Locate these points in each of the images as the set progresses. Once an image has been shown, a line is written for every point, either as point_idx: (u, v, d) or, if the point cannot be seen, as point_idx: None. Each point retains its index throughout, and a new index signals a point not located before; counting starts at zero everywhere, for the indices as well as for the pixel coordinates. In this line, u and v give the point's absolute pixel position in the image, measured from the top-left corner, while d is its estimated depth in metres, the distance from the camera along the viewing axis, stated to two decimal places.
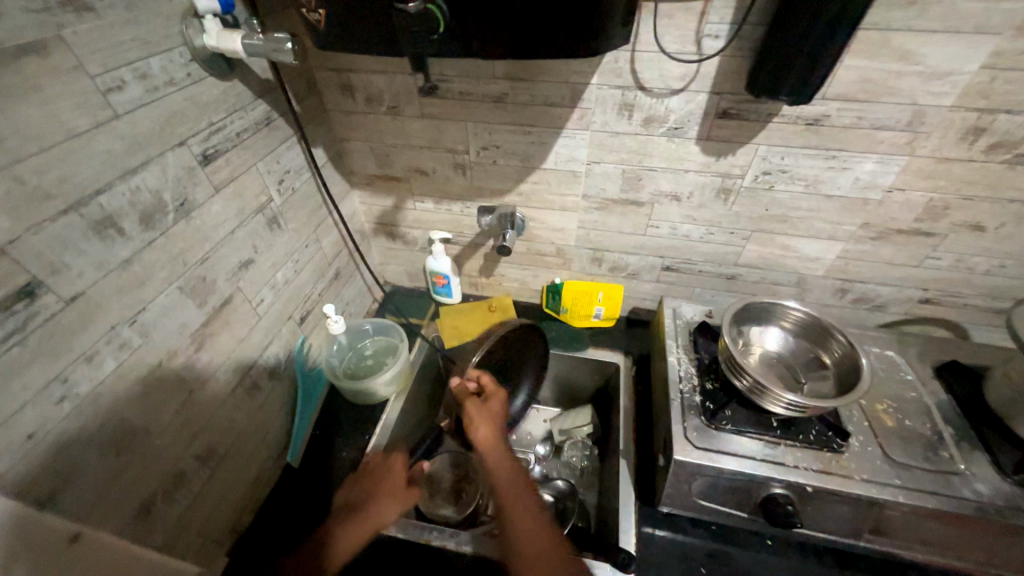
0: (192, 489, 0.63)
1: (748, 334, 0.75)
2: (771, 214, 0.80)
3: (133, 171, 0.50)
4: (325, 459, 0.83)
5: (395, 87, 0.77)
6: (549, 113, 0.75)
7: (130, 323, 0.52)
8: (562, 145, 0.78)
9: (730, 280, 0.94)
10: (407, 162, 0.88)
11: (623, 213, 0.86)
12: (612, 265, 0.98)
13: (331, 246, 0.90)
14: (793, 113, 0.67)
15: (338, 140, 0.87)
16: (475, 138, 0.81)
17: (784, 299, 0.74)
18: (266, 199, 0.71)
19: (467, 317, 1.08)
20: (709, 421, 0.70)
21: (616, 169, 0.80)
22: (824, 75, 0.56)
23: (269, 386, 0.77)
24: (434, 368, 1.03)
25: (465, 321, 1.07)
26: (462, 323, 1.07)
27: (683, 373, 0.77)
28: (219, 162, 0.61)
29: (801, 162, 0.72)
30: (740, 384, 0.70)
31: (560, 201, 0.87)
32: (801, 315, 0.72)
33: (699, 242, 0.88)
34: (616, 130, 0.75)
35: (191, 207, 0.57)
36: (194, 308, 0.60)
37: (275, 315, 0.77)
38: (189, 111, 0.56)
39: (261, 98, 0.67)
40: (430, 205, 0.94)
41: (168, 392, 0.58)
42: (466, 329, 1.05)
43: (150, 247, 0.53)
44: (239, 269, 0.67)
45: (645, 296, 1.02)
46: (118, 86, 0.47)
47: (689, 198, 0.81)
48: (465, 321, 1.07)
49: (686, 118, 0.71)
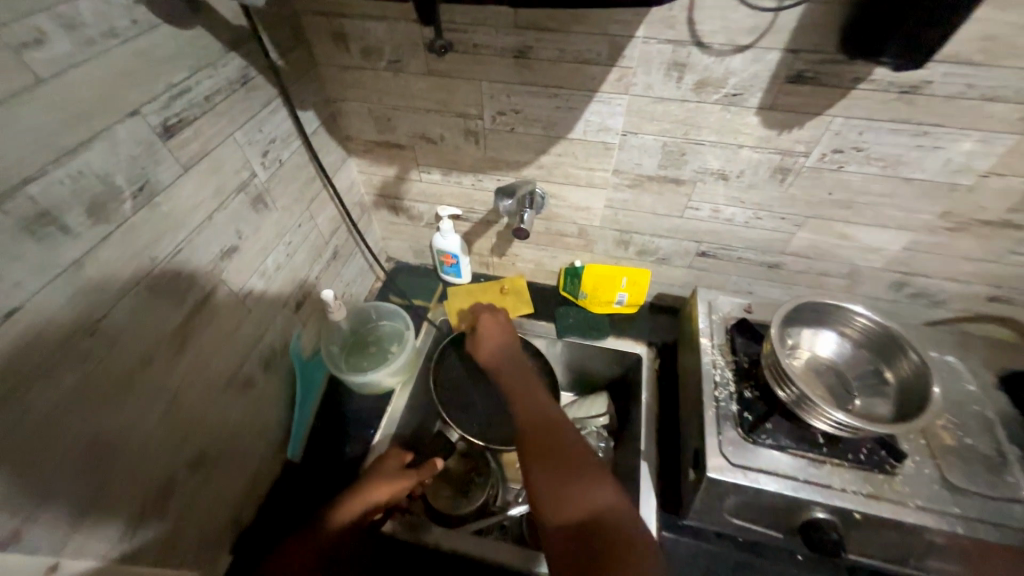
0: (185, 496, 0.58)
1: (797, 337, 0.67)
2: (833, 198, 0.69)
3: (73, 151, 0.40)
4: (329, 453, 0.78)
5: (395, 37, 0.64)
6: (581, 72, 0.62)
7: (92, 334, 0.44)
8: (594, 111, 0.66)
9: (772, 269, 0.84)
10: (411, 127, 0.76)
11: (659, 191, 0.75)
12: (640, 248, 0.88)
13: (327, 223, 0.80)
14: (886, 77, 0.54)
15: (331, 101, 0.75)
16: (490, 101, 0.68)
17: (849, 302, 0.65)
18: (249, 174, 0.60)
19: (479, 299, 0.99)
20: (747, 434, 0.63)
21: (655, 142, 0.68)
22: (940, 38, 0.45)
23: (264, 380, 0.70)
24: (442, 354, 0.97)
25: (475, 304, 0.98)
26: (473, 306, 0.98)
27: (720, 377, 0.69)
28: (187, 133, 0.50)
29: (884, 139, 0.60)
30: (784, 395, 0.63)
31: (587, 176, 0.76)
32: (866, 323, 0.63)
33: (743, 227, 0.78)
34: (661, 95, 0.62)
35: (155, 191, 0.48)
36: (170, 304, 0.52)
37: (269, 304, 0.69)
38: (141, 70, 0.45)
39: (235, 50, 0.55)
40: (438, 176, 0.83)
41: (150, 400, 0.51)
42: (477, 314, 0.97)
43: (107, 242, 0.44)
44: (222, 257, 0.58)
45: (673, 282, 0.93)
46: (37, 39, 0.36)
47: (739, 177, 0.70)
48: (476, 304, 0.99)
49: (749, 82, 0.58)
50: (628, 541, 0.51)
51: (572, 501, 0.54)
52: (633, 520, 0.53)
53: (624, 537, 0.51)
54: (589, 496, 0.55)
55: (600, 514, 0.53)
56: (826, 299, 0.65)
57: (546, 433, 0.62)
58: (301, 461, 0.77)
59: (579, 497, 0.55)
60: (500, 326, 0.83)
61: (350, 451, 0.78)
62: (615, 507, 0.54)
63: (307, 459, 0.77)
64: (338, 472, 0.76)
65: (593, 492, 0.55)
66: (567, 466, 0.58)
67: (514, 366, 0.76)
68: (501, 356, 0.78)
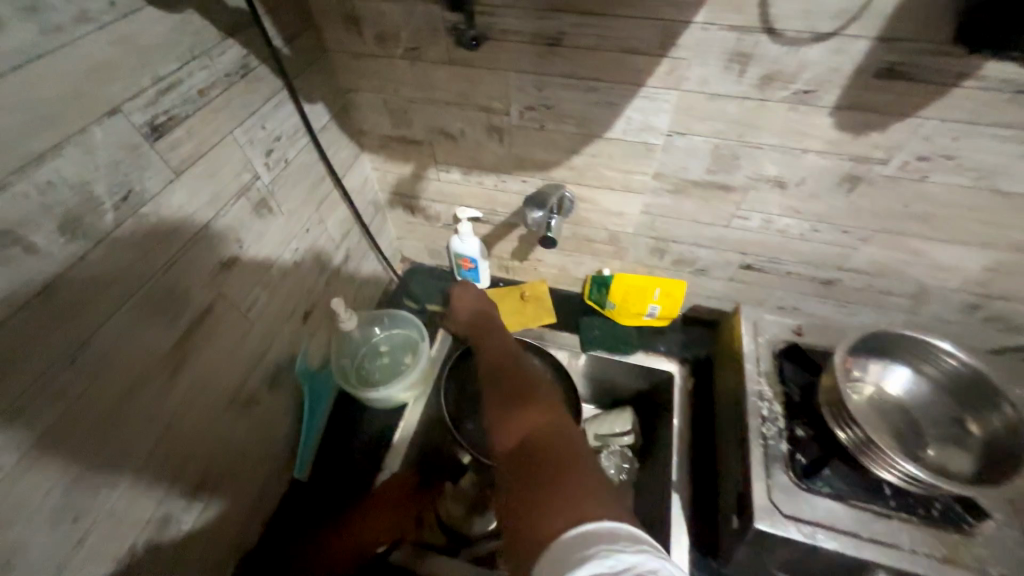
0: (181, 526, 0.54)
1: (865, 371, 0.60)
2: (909, 211, 0.60)
3: (39, 159, 0.34)
4: (338, 472, 0.73)
5: (414, 21, 0.57)
6: (624, 63, 0.54)
7: (69, 364, 0.39)
8: (637, 108, 0.58)
9: (825, 285, 0.75)
10: (429, 122, 0.69)
11: (704, 198, 0.67)
12: (676, 258, 0.80)
13: (338, 225, 0.75)
14: (1000, 73, 0.45)
15: (343, 91, 0.68)
16: (518, 94, 0.61)
17: (939, 338, 0.57)
18: (251, 177, 0.54)
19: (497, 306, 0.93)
20: (800, 479, 0.56)
21: (705, 143, 0.60)
22: None
23: (269, 396, 0.65)
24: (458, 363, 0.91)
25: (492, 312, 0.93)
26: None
27: (767, 410, 0.62)
28: (179, 133, 0.44)
29: (983, 146, 0.51)
30: (844, 436, 0.56)
31: (623, 179, 0.68)
32: (955, 365, 0.56)
33: (797, 240, 0.69)
34: (716, 91, 0.54)
35: (142, 201, 0.42)
36: (163, 325, 0.47)
37: (274, 316, 0.64)
38: (121, 62, 0.39)
39: (233, 36, 0.49)
40: (457, 175, 0.76)
41: (140, 430, 0.46)
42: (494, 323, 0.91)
43: (85, 261, 0.38)
44: (221, 269, 0.53)
45: (711, 294, 0.85)
46: None
47: (799, 185, 0.61)
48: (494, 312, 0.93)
49: (826, 76, 0.49)
50: (565, 454, 0.47)
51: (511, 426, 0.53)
52: (577, 440, 0.50)
53: (560, 450, 0.48)
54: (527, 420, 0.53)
55: (538, 431, 0.51)
56: (904, 330, 0.57)
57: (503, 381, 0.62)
58: (309, 480, 0.72)
59: (518, 419, 0.54)
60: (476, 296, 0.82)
61: (360, 471, 0.73)
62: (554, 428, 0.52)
63: (314, 479, 0.72)
64: (345, 494, 0.71)
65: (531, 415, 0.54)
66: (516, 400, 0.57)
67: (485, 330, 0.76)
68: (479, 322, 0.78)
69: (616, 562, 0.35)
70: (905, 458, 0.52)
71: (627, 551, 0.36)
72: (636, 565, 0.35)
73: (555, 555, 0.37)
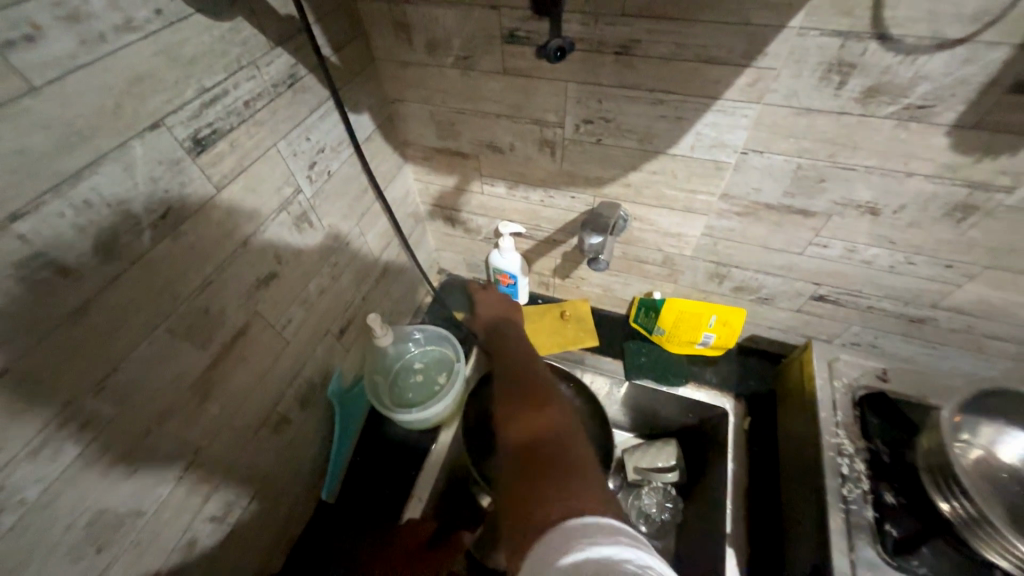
0: (204, 555, 0.52)
1: (975, 431, 0.52)
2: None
3: (76, 177, 0.32)
4: (365, 497, 0.70)
5: (468, 27, 0.53)
6: (702, 73, 0.48)
7: (95, 394, 0.37)
8: (710, 123, 0.52)
9: (913, 323, 0.66)
10: (476, 134, 0.65)
11: (777, 222, 0.60)
12: (737, 285, 0.73)
13: (378, 238, 0.72)
14: None
15: (388, 101, 0.66)
16: (575, 106, 0.56)
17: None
18: (292, 191, 0.52)
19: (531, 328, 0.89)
20: (891, 557, 0.48)
21: (786, 163, 0.53)
22: None
23: (300, 417, 0.63)
24: None
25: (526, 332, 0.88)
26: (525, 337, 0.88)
27: (848, 469, 0.54)
28: (221, 147, 0.42)
29: None
30: (947, 508, 0.48)
31: (685, 199, 0.62)
32: None
33: (885, 273, 0.61)
34: (808, 106, 0.47)
35: (180, 218, 0.40)
36: (192, 349, 0.44)
37: (309, 334, 0.61)
38: (165, 73, 0.36)
39: (281, 44, 0.46)
40: (502, 190, 0.72)
41: (161, 461, 0.44)
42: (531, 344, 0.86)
43: (117, 285, 0.36)
44: (258, 287, 0.51)
45: (773, 324, 0.77)
46: (31, 36, 0.28)
47: (895, 213, 0.53)
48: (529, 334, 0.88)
49: (949, 91, 0.42)
50: (560, 446, 0.40)
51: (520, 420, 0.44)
52: (576, 432, 0.42)
53: (572, 451, 0.39)
54: (539, 414, 0.44)
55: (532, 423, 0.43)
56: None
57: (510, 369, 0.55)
58: (335, 503, 0.69)
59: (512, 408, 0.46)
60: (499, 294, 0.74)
61: (388, 497, 0.70)
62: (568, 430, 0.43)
63: (341, 500, 0.69)
64: (371, 519, 0.68)
65: (546, 410, 0.44)
66: (526, 395, 0.48)
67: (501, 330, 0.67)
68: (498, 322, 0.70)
69: (591, 554, 0.29)
70: None
71: (604, 542, 0.30)
72: (611, 556, 0.29)
73: (540, 556, 0.30)
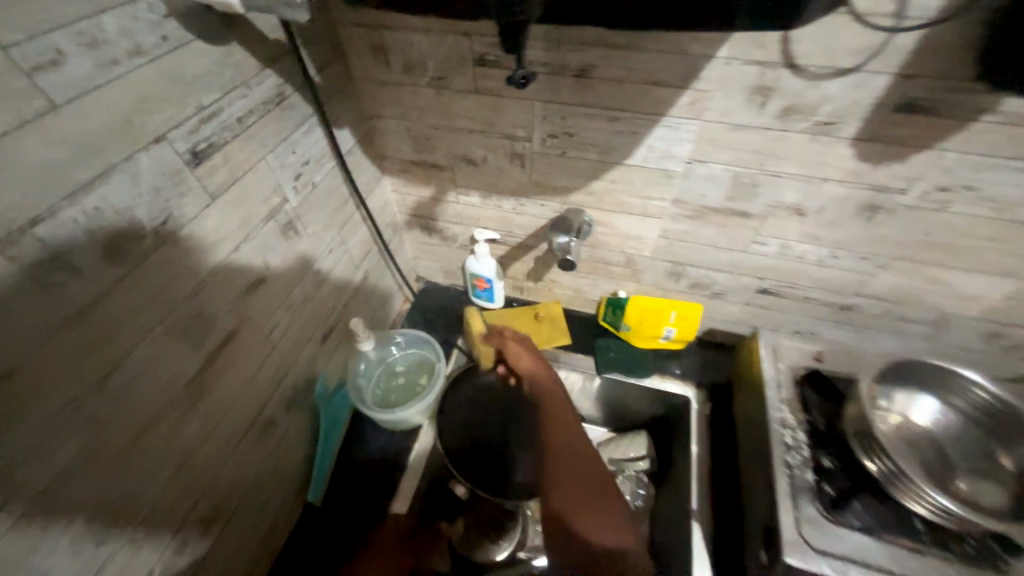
0: (195, 557, 0.53)
1: (891, 398, 0.59)
2: (929, 240, 0.60)
3: (88, 186, 0.35)
4: (351, 498, 0.72)
5: (443, 52, 0.58)
6: (648, 94, 0.55)
7: (98, 391, 0.39)
8: (658, 136, 0.59)
9: (843, 311, 0.75)
10: (451, 148, 0.70)
11: (722, 224, 0.68)
12: (692, 282, 0.80)
13: (359, 247, 0.75)
14: (1019, 109, 0.46)
15: (367, 118, 0.70)
16: (541, 122, 0.62)
17: (964, 368, 0.56)
18: (279, 201, 0.55)
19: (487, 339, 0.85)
20: (829, 512, 0.55)
21: (725, 171, 0.61)
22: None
23: (286, 420, 0.65)
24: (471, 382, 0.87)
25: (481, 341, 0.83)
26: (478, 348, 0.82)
27: (792, 439, 0.61)
28: (216, 159, 0.46)
29: (1002, 178, 0.51)
30: (874, 467, 0.55)
31: (641, 205, 0.69)
32: (989, 397, 0.55)
33: (815, 266, 0.70)
34: (738, 122, 0.55)
35: (178, 225, 0.43)
36: (187, 350, 0.46)
37: (295, 337, 0.64)
38: (168, 92, 0.40)
39: (270, 66, 0.50)
40: (476, 199, 0.77)
41: (155, 460, 0.45)
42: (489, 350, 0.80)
43: (121, 286, 0.39)
44: (248, 292, 0.53)
45: (726, 317, 0.85)
46: (53, 60, 0.32)
47: (818, 213, 0.62)
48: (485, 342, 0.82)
49: (847, 110, 0.51)
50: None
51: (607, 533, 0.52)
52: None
53: None
54: (615, 520, 0.53)
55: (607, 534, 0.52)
56: (930, 359, 0.57)
57: (577, 445, 0.57)
58: (322, 505, 0.71)
59: (591, 507, 0.53)
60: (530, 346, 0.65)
61: (374, 496, 0.72)
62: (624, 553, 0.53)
63: (327, 503, 0.71)
64: (358, 520, 0.70)
65: (614, 517, 0.54)
66: (599, 498, 0.54)
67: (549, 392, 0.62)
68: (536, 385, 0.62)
69: None
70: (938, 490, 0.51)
71: None
72: None
73: None
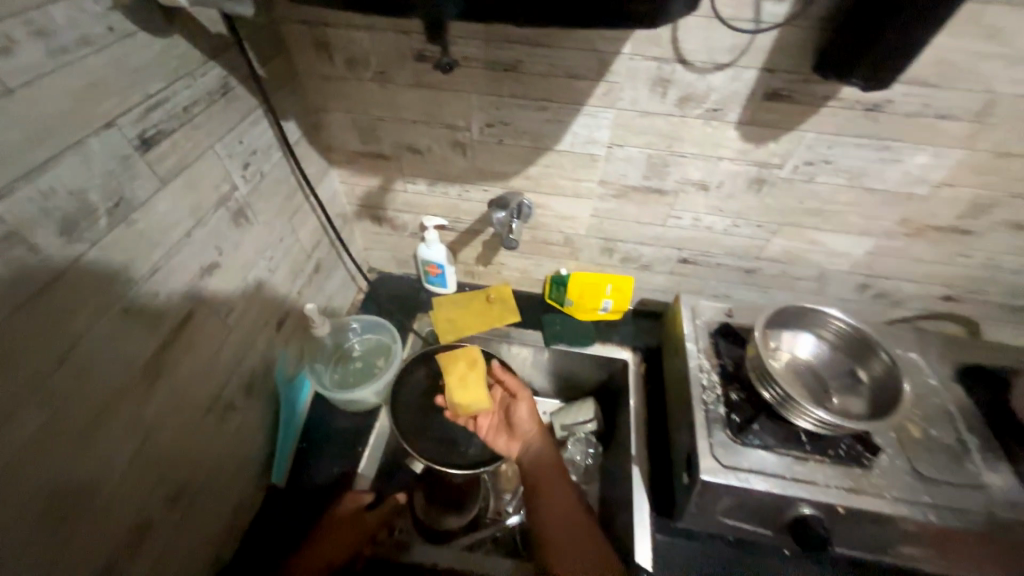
0: (160, 538, 0.53)
1: (780, 339, 0.71)
2: (804, 207, 0.73)
3: (41, 169, 0.37)
4: (315, 478, 0.74)
5: (383, 49, 0.63)
6: (570, 86, 0.63)
7: (61, 366, 0.40)
8: (582, 124, 0.67)
9: (748, 274, 0.88)
10: (396, 138, 0.74)
11: (643, 201, 0.77)
12: (624, 256, 0.90)
13: (309, 237, 0.78)
14: (853, 96, 0.58)
15: (312, 111, 0.73)
16: (479, 113, 0.68)
17: (825, 307, 0.70)
18: (229, 188, 0.58)
19: (460, 377, 0.78)
20: (735, 436, 0.65)
21: (640, 153, 0.70)
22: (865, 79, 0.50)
23: (246, 405, 0.67)
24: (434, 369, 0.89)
25: (458, 383, 0.76)
26: (453, 391, 0.76)
27: (707, 380, 0.72)
28: (164, 146, 0.48)
29: (850, 153, 0.64)
30: (768, 396, 0.66)
31: (573, 187, 0.77)
32: (842, 326, 0.69)
33: (722, 235, 0.81)
34: (646, 109, 0.64)
35: (131, 208, 0.45)
36: (144, 329, 0.48)
37: (251, 323, 0.66)
38: (115, 81, 0.42)
39: (214, 59, 0.53)
40: (423, 187, 0.82)
41: (120, 438, 0.47)
42: (469, 402, 0.75)
43: (78, 264, 0.41)
44: (201, 276, 0.55)
45: (656, 287, 0.95)
46: (5, 47, 0.34)
47: (718, 187, 0.73)
48: (462, 387, 0.76)
49: (730, 98, 0.61)
50: None
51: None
52: None
53: None
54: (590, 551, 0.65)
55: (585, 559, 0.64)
56: (801, 304, 0.70)
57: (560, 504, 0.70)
58: (286, 486, 0.73)
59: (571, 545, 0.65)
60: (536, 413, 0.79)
61: (338, 473, 0.75)
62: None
63: (292, 484, 0.73)
64: (321, 495, 0.73)
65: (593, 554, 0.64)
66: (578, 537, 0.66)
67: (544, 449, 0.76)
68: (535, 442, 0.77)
69: None
70: (817, 406, 0.62)
71: None
72: None
73: None
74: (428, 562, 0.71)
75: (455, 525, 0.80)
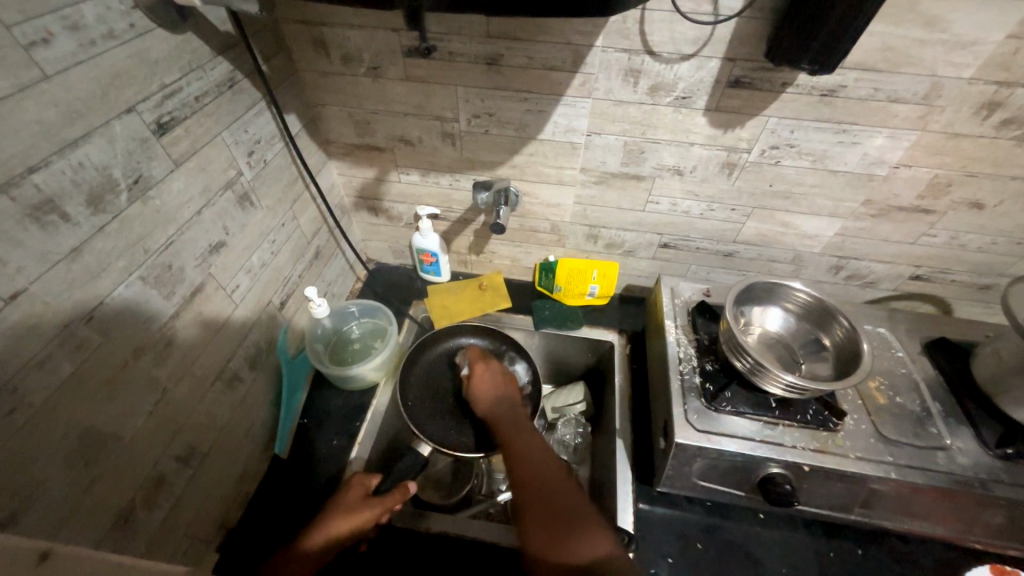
0: (173, 491, 0.57)
1: (750, 314, 0.75)
2: (774, 189, 0.77)
3: (73, 145, 0.42)
4: (315, 450, 0.78)
5: (375, 45, 0.68)
6: (549, 78, 0.68)
7: (87, 321, 0.45)
8: (562, 113, 0.72)
9: (726, 257, 0.92)
10: (390, 130, 0.80)
11: (622, 187, 0.82)
12: (608, 242, 0.94)
13: (310, 224, 0.83)
14: (809, 82, 0.63)
15: (312, 106, 0.79)
16: (466, 104, 0.74)
17: (790, 281, 0.74)
18: (235, 173, 0.63)
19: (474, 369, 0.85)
20: (709, 403, 0.69)
21: (617, 141, 0.75)
22: (811, 61, 0.55)
23: (250, 377, 0.71)
24: (439, 360, 0.91)
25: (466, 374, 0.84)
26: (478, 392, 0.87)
27: (683, 354, 0.76)
28: (177, 132, 0.53)
29: (811, 136, 0.69)
30: (740, 365, 0.68)
31: (557, 174, 0.82)
32: (806, 297, 0.73)
33: (699, 219, 0.85)
34: (620, 98, 0.69)
35: (148, 186, 0.50)
36: (160, 296, 0.54)
37: (254, 301, 0.71)
38: (135, 71, 0.47)
39: (222, 55, 0.58)
40: (416, 177, 0.87)
41: (138, 393, 0.52)
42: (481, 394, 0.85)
43: (102, 233, 0.46)
44: (210, 252, 0.60)
45: (640, 273, 1.00)
46: (44, 39, 0.39)
47: (692, 172, 0.77)
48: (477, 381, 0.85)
49: (696, 86, 0.66)
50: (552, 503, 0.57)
51: (577, 543, 0.53)
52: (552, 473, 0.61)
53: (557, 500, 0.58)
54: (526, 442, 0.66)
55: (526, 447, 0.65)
56: (765, 279, 0.74)
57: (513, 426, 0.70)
58: (288, 457, 0.77)
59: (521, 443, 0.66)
60: (501, 381, 0.78)
61: (337, 446, 0.79)
62: (540, 457, 0.64)
63: (293, 455, 0.77)
64: (321, 465, 0.77)
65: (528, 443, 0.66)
66: (514, 436, 0.68)
67: (517, 411, 0.73)
68: (502, 406, 0.74)
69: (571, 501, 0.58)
70: (786, 371, 0.64)
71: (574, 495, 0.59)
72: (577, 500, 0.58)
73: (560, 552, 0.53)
74: (422, 527, 0.73)
75: (446, 501, 0.83)
